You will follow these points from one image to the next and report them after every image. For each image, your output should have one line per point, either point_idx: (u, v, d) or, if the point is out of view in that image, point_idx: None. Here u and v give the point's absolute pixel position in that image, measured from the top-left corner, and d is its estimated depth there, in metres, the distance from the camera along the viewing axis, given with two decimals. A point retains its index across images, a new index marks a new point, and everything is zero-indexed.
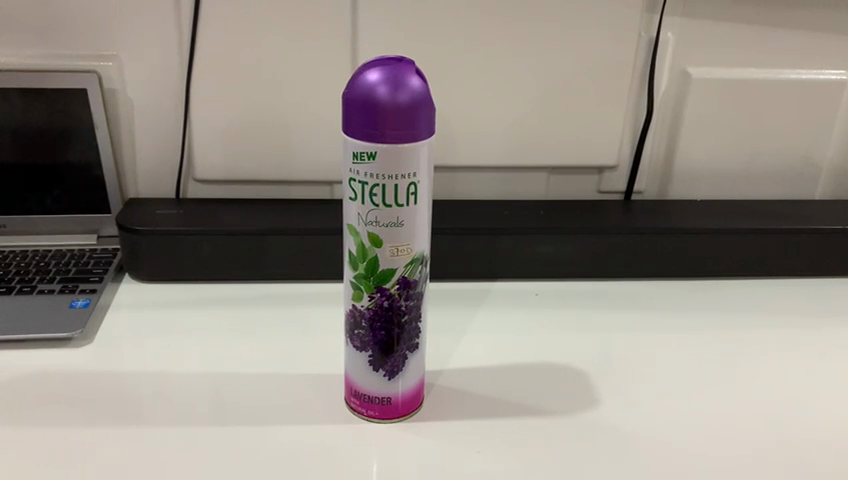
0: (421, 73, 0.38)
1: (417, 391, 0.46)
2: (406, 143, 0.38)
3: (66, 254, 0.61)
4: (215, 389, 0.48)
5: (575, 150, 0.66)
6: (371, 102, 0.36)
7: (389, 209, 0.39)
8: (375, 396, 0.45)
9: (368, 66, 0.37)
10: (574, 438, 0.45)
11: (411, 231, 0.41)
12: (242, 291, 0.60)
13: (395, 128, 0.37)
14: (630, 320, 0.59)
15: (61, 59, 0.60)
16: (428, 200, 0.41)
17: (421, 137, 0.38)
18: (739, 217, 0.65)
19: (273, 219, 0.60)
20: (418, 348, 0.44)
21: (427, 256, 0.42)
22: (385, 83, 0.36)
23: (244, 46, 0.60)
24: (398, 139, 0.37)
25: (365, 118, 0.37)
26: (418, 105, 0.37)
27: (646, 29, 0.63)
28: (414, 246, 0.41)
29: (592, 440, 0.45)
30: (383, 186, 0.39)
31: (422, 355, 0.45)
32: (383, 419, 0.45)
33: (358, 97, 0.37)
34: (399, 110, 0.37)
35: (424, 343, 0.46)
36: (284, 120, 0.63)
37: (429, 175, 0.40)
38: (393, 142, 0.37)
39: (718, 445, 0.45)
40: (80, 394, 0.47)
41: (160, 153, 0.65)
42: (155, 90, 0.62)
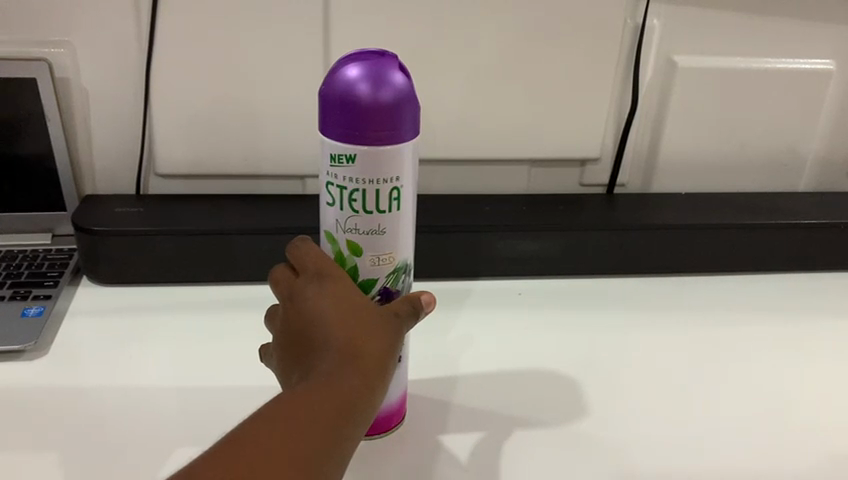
0: (405, 69, 0.34)
1: (400, 405, 0.43)
2: (389, 145, 0.35)
3: (17, 256, 0.57)
4: (185, 405, 0.45)
5: (558, 142, 0.64)
6: (351, 101, 0.33)
7: (370, 216, 0.37)
8: None
9: (347, 60, 0.34)
10: (568, 449, 0.43)
11: (395, 239, 0.38)
12: (209, 294, 0.57)
13: (377, 129, 0.34)
14: (617, 319, 0.57)
15: (9, 46, 0.56)
16: (414, 206, 0.38)
17: (406, 139, 0.35)
18: (725, 212, 0.63)
19: (241, 218, 0.57)
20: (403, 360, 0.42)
21: (411, 266, 0.40)
22: (366, 79, 0.33)
23: (209, 32, 0.56)
24: (380, 141, 0.34)
25: (343, 117, 0.34)
26: (402, 105, 0.34)
27: (632, 16, 0.61)
28: (397, 254, 0.38)
29: (587, 451, 0.43)
30: (364, 191, 0.36)
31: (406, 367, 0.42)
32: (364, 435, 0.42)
33: (336, 95, 0.33)
34: (381, 109, 0.33)
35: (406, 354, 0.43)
36: (252, 112, 0.60)
37: (415, 179, 0.37)
38: (375, 143, 0.34)
39: (718, 452, 0.44)
40: (35, 414, 0.43)
41: (119, 147, 0.61)
42: (113, 79, 0.58)
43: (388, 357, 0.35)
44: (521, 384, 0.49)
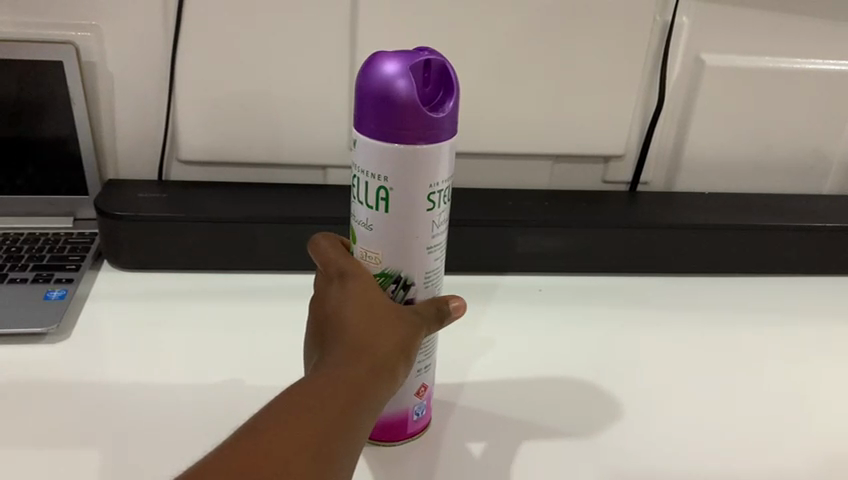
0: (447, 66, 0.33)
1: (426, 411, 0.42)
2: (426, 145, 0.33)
3: (39, 238, 0.57)
4: (207, 391, 0.45)
5: (582, 139, 0.63)
6: (387, 99, 0.31)
7: (363, 208, 0.36)
8: (390, 418, 0.40)
9: (384, 54, 0.32)
10: (590, 444, 0.43)
11: (386, 240, 0.36)
12: (229, 281, 0.57)
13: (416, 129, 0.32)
14: (638, 317, 0.56)
15: (36, 28, 0.56)
16: (423, 219, 0.35)
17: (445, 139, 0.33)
18: (749, 213, 0.62)
19: (263, 206, 0.57)
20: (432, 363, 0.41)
21: (414, 280, 0.37)
22: (405, 78, 0.31)
23: (235, 19, 0.56)
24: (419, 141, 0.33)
25: (380, 115, 0.32)
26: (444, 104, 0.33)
27: (662, 13, 0.60)
28: (386, 259, 0.36)
29: (609, 447, 0.43)
30: (358, 180, 0.35)
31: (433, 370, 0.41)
32: (393, 442, 0.41)
33: (374, 93, 0.32)
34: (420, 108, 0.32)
35: (429, 369, 0.41)
36: (275, 100, 0.60)
37: (423, 191, 0.34)
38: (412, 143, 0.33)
39: (739, 450, 0.43)
40: (60, 396, 0.43)
41: (142, 132, 0.61)
42: (137, 64, 0.58)
43: (405, 355, 0.35)
44: (544, 379, 0.49)
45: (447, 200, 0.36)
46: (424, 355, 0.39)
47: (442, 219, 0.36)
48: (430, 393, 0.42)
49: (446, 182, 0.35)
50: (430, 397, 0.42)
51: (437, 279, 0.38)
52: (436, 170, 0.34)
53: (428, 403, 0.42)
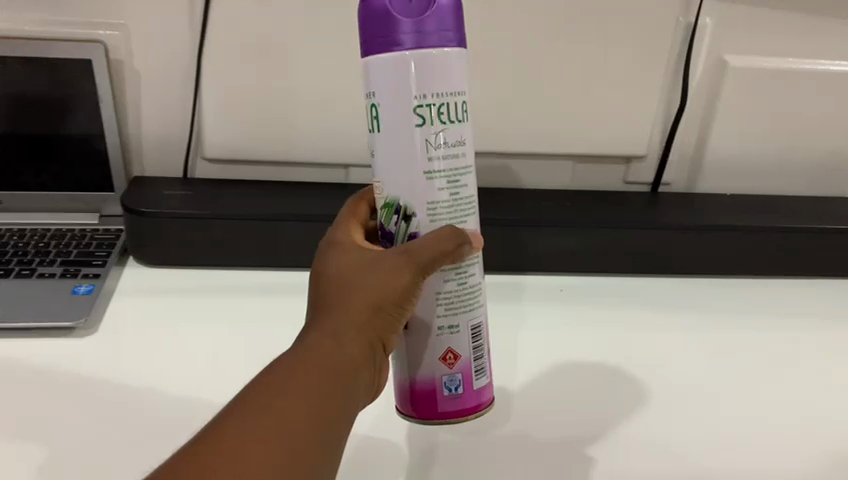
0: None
1: (468, 387, 0.36)
2: (417, 49, 0.31)
3: (66, 234, 0.58)
4: (233, 383, 0.45)
5: (604, 139, 0.64)
6: (376, 15, 0.30)
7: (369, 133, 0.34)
8: (419, 387, 0.36)
9: None
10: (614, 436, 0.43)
11: (387, 164, 0.33)
12: (253, 278, 0.57)
13: (405, 32, 0.30)
14: (660, 318, 0.56)
15: (65, 27, 0.57)
16: (415, 135, 0.32)
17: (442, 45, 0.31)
18: (772, 214, 0.62)
19: (287, 204, 0.57)
20: (464, 320, 0.35)
21: (415, 212, 0.33)
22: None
23: (260, 19, 0.57)
24: (410, 44, 0.30)
25: (370, 19, 0.31)
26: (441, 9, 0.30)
27: (685, 14, 0.60)
28: (386, 185, 0.34)
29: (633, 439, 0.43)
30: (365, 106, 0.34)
31: (469, 333, 0.36)
32: (425, 418, 0.36)
33: (365, 14, 0.31)
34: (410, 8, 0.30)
35: (462, 332, 0.35)
36: (299, 99, 0.60)
37: (415, 104, 0.32)
38: (403, 47, 0.31)
39: (764, 444, 0.43)
40: (89, 385, 0.44)
41: (167, 130, 0.61)
42: (164, 63, 0.59)
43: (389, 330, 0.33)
44: (567, 374, 0.49)
45: (454, 122, 0.32)
46: (450, 313, 0.35)
47: (448, 144, 0.33)
48: (472, 372, 0.36)
49: (448, 95, 0.32)
50: (474, 377, 0.36)
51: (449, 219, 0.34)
52: (425, 77, 0.31)
53: (472, 385, 0.36)
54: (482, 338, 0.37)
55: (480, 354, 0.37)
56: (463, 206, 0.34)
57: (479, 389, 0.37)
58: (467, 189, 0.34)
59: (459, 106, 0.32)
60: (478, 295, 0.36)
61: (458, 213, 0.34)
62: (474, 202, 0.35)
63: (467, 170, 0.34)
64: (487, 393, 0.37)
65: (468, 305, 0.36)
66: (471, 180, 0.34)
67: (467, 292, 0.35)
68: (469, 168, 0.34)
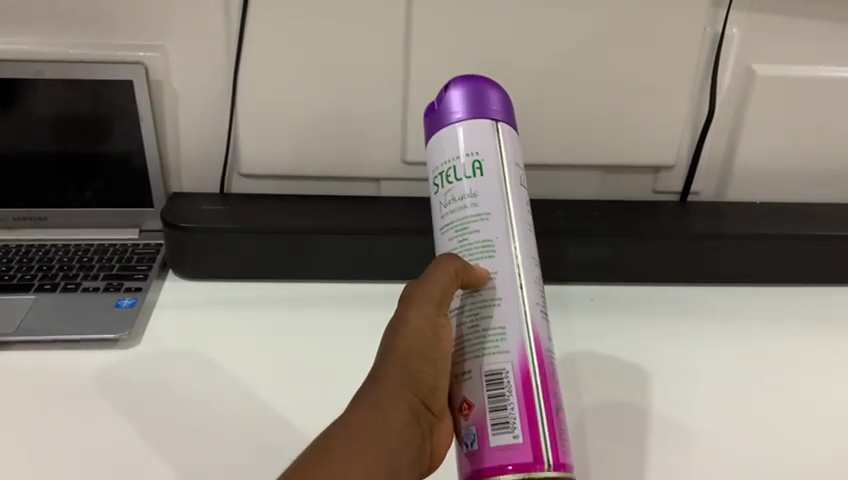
0: (472, 80, 0.39)
1: (485, 439, 0.35)
2: (468, 120, 0.38)
3: (108, 249, 0.60)
4: (272, 400, 0.47)
5: (632, 150, 0.64)
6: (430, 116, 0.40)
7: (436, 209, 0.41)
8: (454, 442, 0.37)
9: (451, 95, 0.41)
10: (638, 455, 0.44)
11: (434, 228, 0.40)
12: (288, 290, 0.59)
13: (454, 112, 0.38)
14: (690, 328, 0.57)
15: (107, 49, 0.59)
16: (436, 201, 0.39)
17: (485, 115, 0.38)
18: (802, 222, 0.62)
19: (321, 218, 0.59)
20: (473, 366, 0.37)
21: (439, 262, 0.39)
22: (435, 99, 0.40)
23: (294, 39, 0.58)
24: (460, 118, 0.38)
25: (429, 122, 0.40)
26: (478, 91, 0.38)
27: (712, 24, 0.61)
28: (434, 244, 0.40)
29: (657, 459, 0.44)
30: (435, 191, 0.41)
31: (481, 380, 0.36)
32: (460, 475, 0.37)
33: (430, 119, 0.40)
34: (454, 98, 0.39)
35: (473, 377, 0.37)
36: (331, 114, 0.62)
37: (435, 171, 0.39)
38: (454, 122, 0.38)
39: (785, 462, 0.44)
40: (135, 401, 0.46)
41: (204, 146, 0.63)
42: (201, 82, 0.61)
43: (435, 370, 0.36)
44: (597, 384, 0.50)
45: (465, 177, 0.38)
46: (464, 357, 0.37)
47: (457, 199, 0.38)
48: (490, 424, 0.35)
49: (462, 155, 0.38)
50: (489, 429, 0.35)
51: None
52: (443, 149, 0.39)
53: (490, 438, 0.35)
54: (507, 388, 0.36)
55: (503, 406, 0.35)
56: (480, 251, 0.37)
57: (499, 446, 0.35)
58: (481, 235, 0.38)
59: (471, 163, 0.38)
60: (498, 340, 0.36)
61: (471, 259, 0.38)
62: (492, 247, 0.37)
63: (481, 217, 0.38)
64: (515, 454, 0.35)
65: (478, 348, 0.37)
66: (488, 227, 0.38)
67: (477, 337, 0.37)
68: (486, 215, 0.38)
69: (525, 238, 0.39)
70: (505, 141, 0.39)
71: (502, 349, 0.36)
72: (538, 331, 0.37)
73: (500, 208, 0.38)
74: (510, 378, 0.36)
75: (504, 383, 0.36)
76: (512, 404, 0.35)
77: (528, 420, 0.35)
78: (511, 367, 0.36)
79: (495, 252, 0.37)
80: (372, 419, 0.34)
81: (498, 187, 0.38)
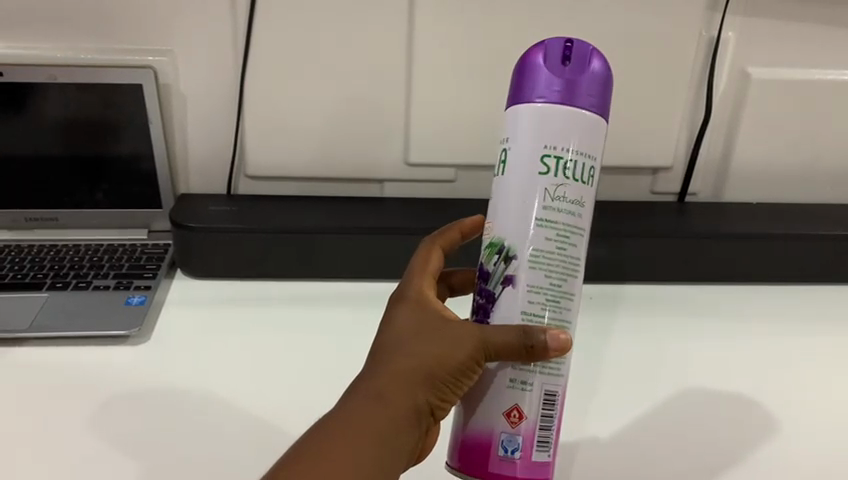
0: (594, 58, 0.32)
1: (525, 454, 0.33)
2: (556, 103, 0.31)
3: (118, 249, 0.61)
4: (276, 390, 0.48)
5: (630, 151, 0.65)
6: (528, 65, 0.32)
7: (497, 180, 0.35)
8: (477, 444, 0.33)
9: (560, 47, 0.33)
10: (636, 442, 0.45)
11: (508, 210, 0.33)
12: (293, 289, 0.60)
13: (544, 84, 0.31)
14: (686, 325, 0.58)
15: (117, 54, 0.60)
16: (536, 182, 0.32)
17: (581, 106, 0.31)
18: (797, 222, 0.63)
19: (325, 218, 0.60)
20: (535, 380, 0.33)
21: (516, 254, 0.33)
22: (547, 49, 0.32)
23: (299, 43, 0.59)
24: (547, 97, 0.31)
25: (520, 73, 0.32)
26: (593, 74, 0.31)
27: (708, 28, 0.62)
28: (499, 227, 0.33)
29: (654, 446, 0.45)
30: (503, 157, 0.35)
31: (537, 396, 0.33)
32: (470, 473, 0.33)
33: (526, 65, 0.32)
34: (565, 66, 0.31)
35: (530, 391, 0.33)
36: (335, 116, 0.63)
37: (536, 149, 0.32)
38: (538, 98, 0.32)
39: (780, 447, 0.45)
40: (142, 394, 0.47)
41: (211, 149, 0.65)
42: (208, 86, 0.62)
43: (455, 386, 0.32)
44: (594, 378, 0.51)
45: (577, 181, 0.32)
46: (526, 368, 0.33)
47: (566, 200, 0.32)
48: (536, 441, 0.33)
49: (573, 151, 0.32)
50: (534, 444, 0.33)
51: (549, 275, 0.32)
52: (552, 129, 0.31)
53: (533, 454, 0.33)
54: (556, 410, 0.34)
55: (548, 426, 0.34)
56: (569, 267, 0.33)
57: (537, 463, 0.33)
58: (574, 252, 0.33)
59: (586, 167, 0.32)
60: (563, 364, 0.33)
61: (561, 272, 0.33)
62: (578, 268, 0.33)
63: (579, 231, 0.33)
64: (545, 473, 0.34)
65: (544, 367, 0.33)
66: (581, 244, 0.33)
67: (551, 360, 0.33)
68: (582, 231, 0.33)
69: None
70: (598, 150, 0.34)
71: (561, 374, 0.34)
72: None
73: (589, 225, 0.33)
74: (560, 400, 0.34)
75: (555, 405, 0.34)
76: (552, 425, 0.34)
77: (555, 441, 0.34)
78: (562, 390, 0.34)
79: (579, 274, 0.33)
80: (373, 416, 0.31)
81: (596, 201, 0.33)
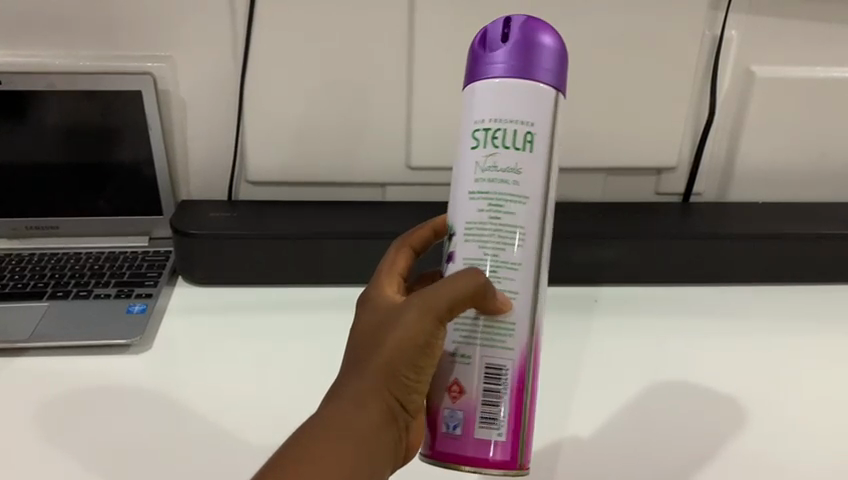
0: (532, 31, 0.30)
1: (470, 432, 0.33)
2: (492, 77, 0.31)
3: (119, 257, 0.61)
4: (279, 399, 0.48)
5: (634, 153, 0.65)
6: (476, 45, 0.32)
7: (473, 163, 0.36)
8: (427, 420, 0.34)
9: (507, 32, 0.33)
10: (641, 443, 0.44)
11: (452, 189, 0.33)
12: (296, 295, 0.59)
13: (490, 62, 0.31)
14: (693, 326, 0.57)
15: (116, 60, 0.60)
16: (469, 157, 0.32)
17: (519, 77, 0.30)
18: (804, 221, 0.63)
19: (327, 223, 0.59)
20: (474, 355, 0.33)
21: (456, 231, 0.33)
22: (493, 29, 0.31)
23: (299, 47, 0.59)
24: (501, 73, 0.31)
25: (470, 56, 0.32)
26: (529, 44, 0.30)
27: (711, 27, 0.61)
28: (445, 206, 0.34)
29: (660, 446, 0.44)
30: None
31: (479, 372, 0.33)
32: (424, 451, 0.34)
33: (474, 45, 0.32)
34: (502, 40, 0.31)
35: (469, 366, 0.33)
36: (336, 120, 0.63)
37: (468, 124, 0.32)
38: (493, 74, 0.31)
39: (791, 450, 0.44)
40: (144, 402, 0.47)
41: (212, 155, 0.64)
42: (208, 91, 0.62)
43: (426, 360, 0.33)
44: (601, 381, 0.50)
45: (509, 147, 0.31)
46: (465, 340, 0.33)
47: (497, 170, 0.31)
48: (480, 418, 0.33)
49: (502, 122, 0.31)
50: (476, 421, 0.33)
51: (481, 244, 0.32)
52: (481, 103, 0.31)
53: (476, 432, 0.33)
54: (505, 387, 0.33)
55: (495, 403, 0.33)
56: (508, 236, 0.32)
57: (480, 441, 0.33)
58: (513, 219, 0.32)
59: (519, 133, 0.31)
60: (507, 335, 0.33)
61: (495, 243, 0.32)
62: (521, 234, 0.32)
63: (518, 197, 0.31)
64: (495, 452, 0.33)
65: (480, 339, 0.33)
66: (524, 211, 0.32)
67: (490, 330, 0.33)
68: (524, 197, 0.31)
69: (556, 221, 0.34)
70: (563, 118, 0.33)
71: (507, 345, 0.33)
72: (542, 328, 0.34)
73: (541, 189, 0.32)
74: (508, 376, 0.33)
75: (502, 380, 0.33)
76: (503, 403, 0.33)
77: (514, 423, 0.33)
78: (512, 366, 0.33)
79: (522, 241, 0.32)
80: (346, 417, 0.32)
81: (546, 167, 0.32)
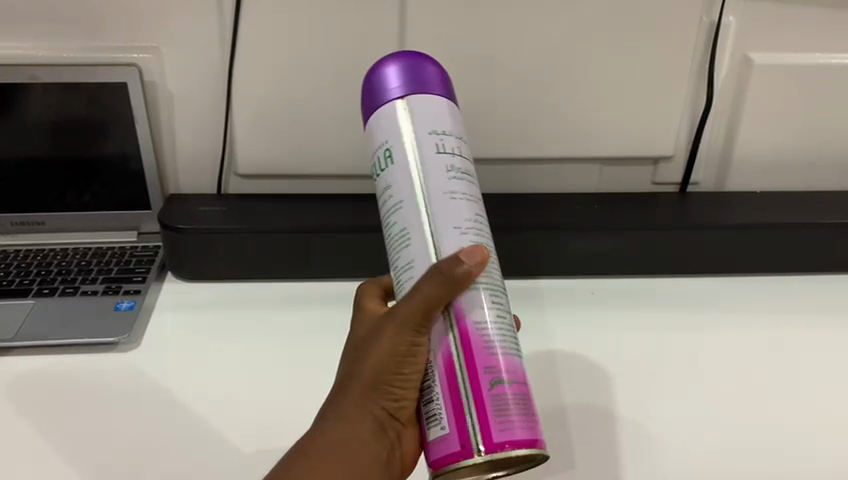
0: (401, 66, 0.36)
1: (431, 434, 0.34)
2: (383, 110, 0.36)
3: (106, 253, 0.60)
4: (269, 399, 0.47)
5: (629, 142, 0.64)
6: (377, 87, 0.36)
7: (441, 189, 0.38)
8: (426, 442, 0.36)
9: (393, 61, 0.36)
10: (631, 444, 0.44)
11: None
12: (287, 290, 0.59)
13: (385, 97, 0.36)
14: (689, 319, 0.57)
15: (100, 52, 0.59)
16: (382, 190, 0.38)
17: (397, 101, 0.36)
18: (802, 210, 0.62)
19: (318, 216, 0.58)
20: None
21: None
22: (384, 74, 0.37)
23: (287, 37, 0.58)
24: (399, 94, 0.36)
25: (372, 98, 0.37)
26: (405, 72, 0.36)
27: (708, 13, 0.60)
28: None
29: (650, 447, 0.44)
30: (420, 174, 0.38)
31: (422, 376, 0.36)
32: None
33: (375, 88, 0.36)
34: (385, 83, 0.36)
35: None
36: (326, 112, 0.61)
37: None
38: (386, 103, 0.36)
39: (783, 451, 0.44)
40: (132, 403, 0.46)
41: (201, 147, 0.63)
42: (195, 82, 0.60)
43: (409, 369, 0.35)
44: (594, 378, 0.50)
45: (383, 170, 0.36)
46: None
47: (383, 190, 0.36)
48: (428, 418, 0.35)
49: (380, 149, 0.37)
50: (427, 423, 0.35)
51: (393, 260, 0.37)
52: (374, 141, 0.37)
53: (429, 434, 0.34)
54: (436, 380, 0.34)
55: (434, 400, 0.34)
56: (399, 241, 0.35)
57: (437, 441, 0.34)
58: (399, 225, 0.35)
59: (383, 153, 0.36)
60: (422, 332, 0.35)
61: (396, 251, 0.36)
62: (405, 236, 0.35)
63: (396, 206, 0.35)
64: (446, 445, 0.33)
65: None
66: (401, 216, 0.35)
67: None
68: (399, 202, 0.35)
69: (458, 203, 0.35)
70: (453, 117, 0.37)
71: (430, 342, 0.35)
72: (466, 308, 0.34)
73: (410, 192, 0.35)
74: (436, 370, 0.34)
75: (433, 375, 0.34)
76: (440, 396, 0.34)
77: (458, 413, 0.33)
78: (438, 357, 0.34)
79: (409, 240, 0.35)
80: (337, 435, 0.35)
81: (412, 168, 0.35)
